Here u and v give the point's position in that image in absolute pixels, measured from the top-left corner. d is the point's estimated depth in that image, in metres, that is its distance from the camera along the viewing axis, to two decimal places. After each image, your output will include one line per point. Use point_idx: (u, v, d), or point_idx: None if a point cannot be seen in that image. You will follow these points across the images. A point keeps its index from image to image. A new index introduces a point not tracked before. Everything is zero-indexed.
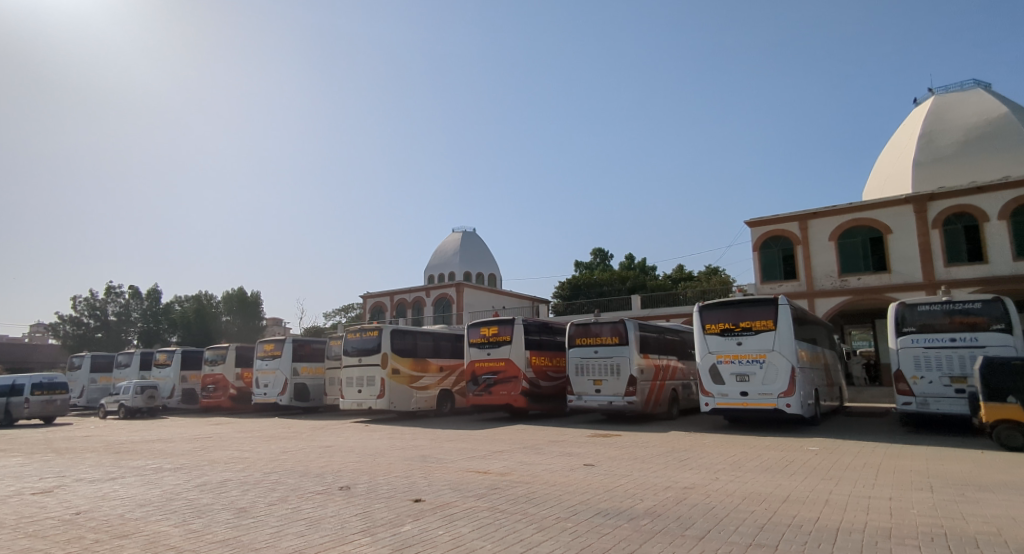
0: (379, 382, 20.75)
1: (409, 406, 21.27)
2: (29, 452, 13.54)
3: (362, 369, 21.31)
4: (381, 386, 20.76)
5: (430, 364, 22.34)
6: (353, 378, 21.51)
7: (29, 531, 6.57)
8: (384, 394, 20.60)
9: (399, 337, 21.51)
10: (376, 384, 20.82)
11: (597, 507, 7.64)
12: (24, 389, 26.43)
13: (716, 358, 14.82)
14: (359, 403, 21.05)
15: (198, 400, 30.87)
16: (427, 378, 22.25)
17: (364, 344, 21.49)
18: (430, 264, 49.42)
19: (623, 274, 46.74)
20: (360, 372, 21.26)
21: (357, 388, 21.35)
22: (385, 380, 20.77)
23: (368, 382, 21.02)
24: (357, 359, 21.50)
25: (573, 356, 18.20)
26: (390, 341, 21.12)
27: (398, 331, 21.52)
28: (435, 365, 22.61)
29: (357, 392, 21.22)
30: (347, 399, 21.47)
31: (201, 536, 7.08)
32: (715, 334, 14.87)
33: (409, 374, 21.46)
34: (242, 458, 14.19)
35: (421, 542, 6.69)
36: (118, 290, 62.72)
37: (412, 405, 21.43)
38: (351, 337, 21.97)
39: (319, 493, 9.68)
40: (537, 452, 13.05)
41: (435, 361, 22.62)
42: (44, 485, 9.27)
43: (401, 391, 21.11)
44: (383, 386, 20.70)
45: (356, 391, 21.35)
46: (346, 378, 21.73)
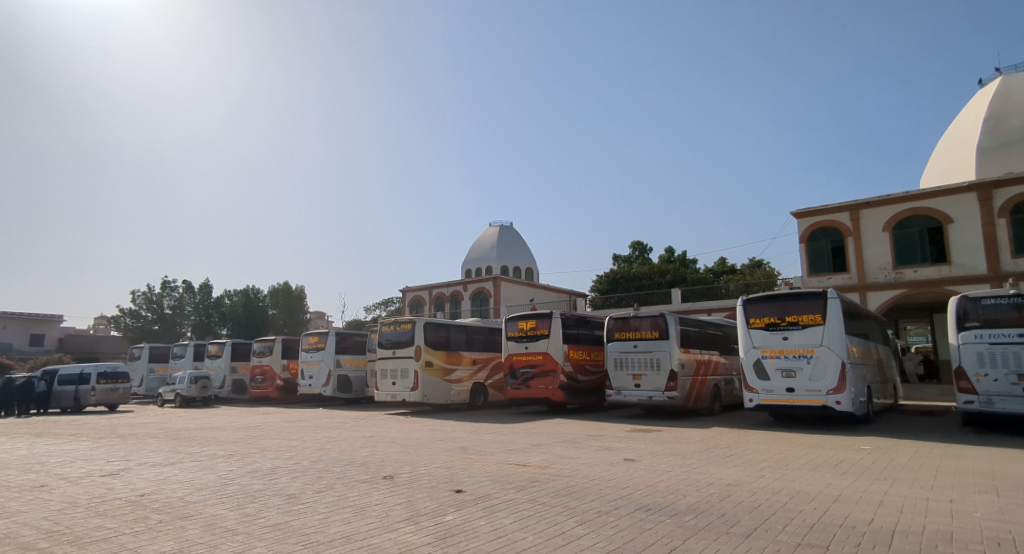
0: (412, 374, 21.08)
1: (443, 398, 21.52)
2: (94, 437, 14.28)
3: (396, 361, 21.67)
4: (414, 379, 21.10)
5: (463, 357, 22.51)
6: (388, 370, 21.89)
7: (99, 510, 6.95)
8: (418, 387, 20.92)
9: (432, 330, 21.75)
10: (410, 377, 21.16)
11: (638, 501, 7.62)
12: (91, 378, 27.83)
13: (760, 353, 14.52)
14: (394, 394, 21.45)
15: (247, 390, 31.92)
16: (461, 370, 22.44)
17: (399, 336, 21.85)
18: (468, 259, 49.70)
19: (663, 268, 46.08)
20: (394, 364, 21.62)
21: (392, 380, 21.75)
22: (418, 372, 21.06)
23: (402, 374, 21.38)
24: (391, 352, 21.86)
25: (611, 349, 18.08)
26: (424, 334, 21.39)
27: (431, 324, 21.78)
28: (468, 358, 22.77)
29: (392, 384, 21.62)
30: (382, 391, 21.86)
31: (254, 520, 7.36)
32: (759, 329, 14.58)
33: (442, 366, 21.68)
34: (290, 446, 14.64)
35: (463, 531, 6.80)
36: (173, 284, 65.32)
37: (446, 397, 21.71)
38: (385, 329, 22.30)
39: (363, 482, 9.92)
40: (576, 446, 13.06)
41: (468, 353, 22.78)
42: (110, 468, 9.78)
43: (434, 383, 21.37)
44: (416, 378, 21.03)
45: (390, 383, 21.75)
46: (380, 370, 22.12)
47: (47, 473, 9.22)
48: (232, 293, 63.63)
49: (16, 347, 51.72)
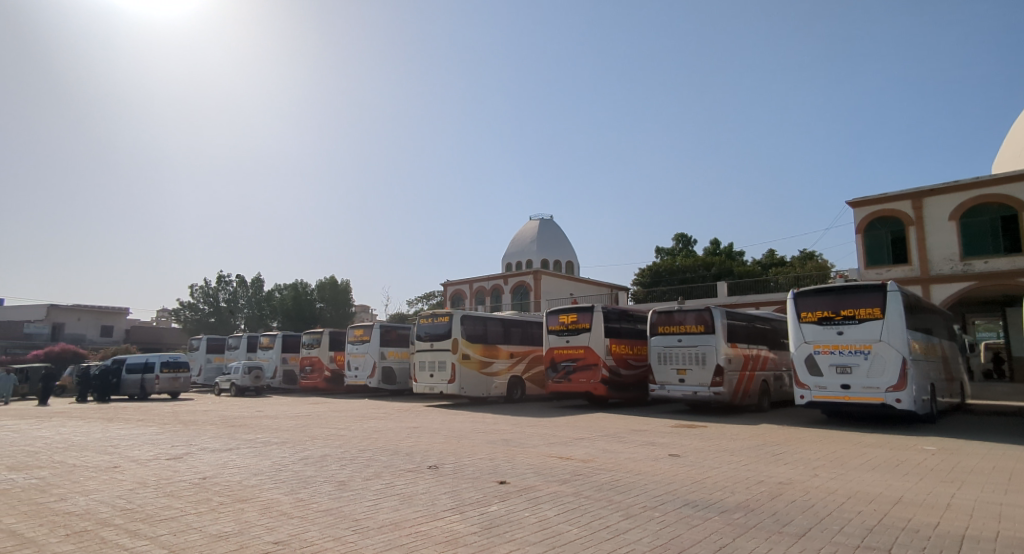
0: (449, 366, 21.31)
1: (479, 391, 21.68)
2: (158, 423, 15.01)
3: (434, 353, 21.93)
4: (452, 371, 21.32)
5: (500, 350, 22.60)
6: (425, 362, 22.17)
7: (166, 490, 7.33)
8: (455, 379, 21.14)
9: (469, 323, 21.91)
10: (447, 369, 21.39)
11: (685, 497, 7.53)
12: (155, 367, 29.22)
13: (813, 348, 14.13)
14: (431, 387, 21.73)
15: (297, 381, 32.88)
16: (498, 363, 22.54)
17: (436, 329, 22.08)
18: (508, 252, 49.77)
19: (708, 260, 45.15)
20: (431, 356, 21.89)
21: (429, 372, 22.02)
22: (455, 365, 21.28)
23: (439, 366, 21.62)
24: (428, 344, 22.13)
25: (655, 344, 17.87)
26: (461, 327, 21.57)
27: (468, 317, 21.94)
28: (505, 351, 22.83)
29: (430, 376, 21.89)
30: (420, 383, 22.17)
31: (307, 505, 7.60)
32: (812, 323, 14.18)
33: (479, 359, 21.84)
34: (338, 435, 15.04)
35: (508, 522, 6.86)
36: (227, 277, 67.85)
37: (483, 390, 21.88)
38: (423, 322, 22.56)
39: (410, 471, 10.11)
40: (620, 441, 12.97)
41: (505, 347, 22.85)
42: (174, 452, 10.26)
43: (471, 376, 21.55)
44: (453, 371, 21.24)
45: (428, 375, 22.03)
46: (418, 362, 22.42)
47: (118, 455, 9.75)
48: (282, 286, 65.62)
49: (89, 339, 54.79)
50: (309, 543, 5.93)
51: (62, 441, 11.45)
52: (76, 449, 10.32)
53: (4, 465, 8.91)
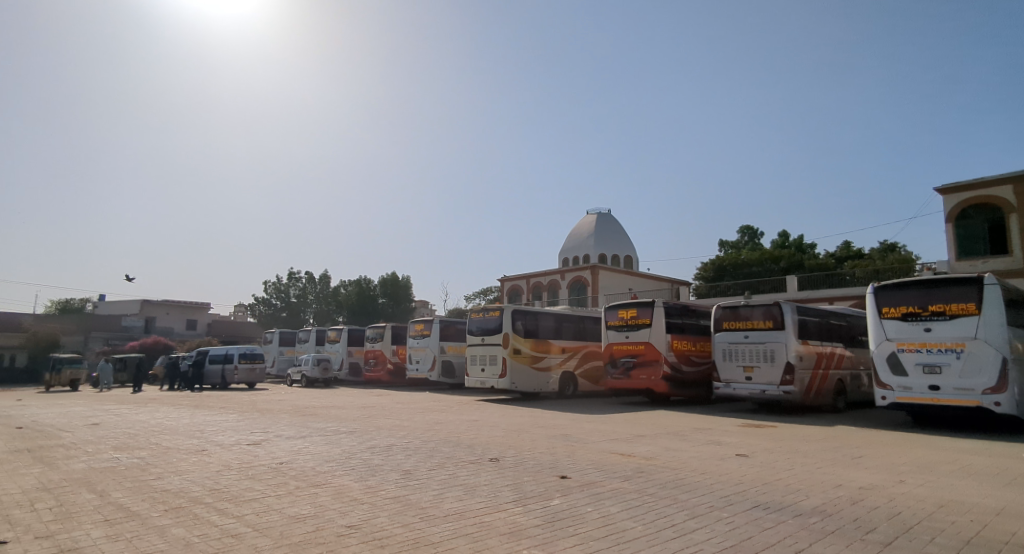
0: (500, 360, 21.43)
1: (528, 386, 21.62)
2: (238, 410, 15.80)
3: (485, 347, 22.08)
4: (503, 365, 21.41)
5: (551, 345, 22.43)
6: (477, 356, 22.38)
7: (248, 473, 7.71)
8: (505, 373, 21.20)
9: (520, 318, 21.91)
10: (498, 363, 21.51)
11: (756, 498, 7.27)
12: (233, 358, 30.81)
13: (896, 346, 13.43)
14: (482, 381, 21.93)
15: (362, 373, 33.87)
16: (550, 358, 22.38)
17: (487, 323, 22.24)
18: (565, 247, 49.46)
19: (776, 254, 43.47)
20: (483, 351, 22.07)
21: (481, 366, 22.22)
22: (506, 359, 21.32)
23: (491, 360, 21.77)
24: (480, 339, 22.32)
25: (720, 340, 17.36)
26: (511, 322, 21.60)
27: (519, 311, 21.93)
28: (557, 346, 22.66)
29: (481, 370, 22.09)
30: (471, 377, 22.42)
31: (375, 491, 7.80)
32: (895, 320, 13.49)
33: (530, 354, 21.77)
34: (402, 426, 15.39)
35: (571, 517, 6.81)
36: (297, 274, 70.62)
37: (535, 385, 21.85)
38: (474, 317, 22.78)
39: (471, 463, 10.23)
40: (683, 439, 12.69)
41: (557, 342, 22.65)
42: (252, 438, 10.79)
43: (521, 371, 21.52)
44: (504, 365, 21.33)
45: (479, 369, 22.23)
46: (470, 356, 22.65)
47: (204, 439, 10.34)
48: (347, 282, 67.68)
49: (176, 332, 58.28)
50: (379, 528, 6.08)
51: (155, 425, 12.23)
52: (168, 433, 11.01)
53: (106, 445, 9.60)
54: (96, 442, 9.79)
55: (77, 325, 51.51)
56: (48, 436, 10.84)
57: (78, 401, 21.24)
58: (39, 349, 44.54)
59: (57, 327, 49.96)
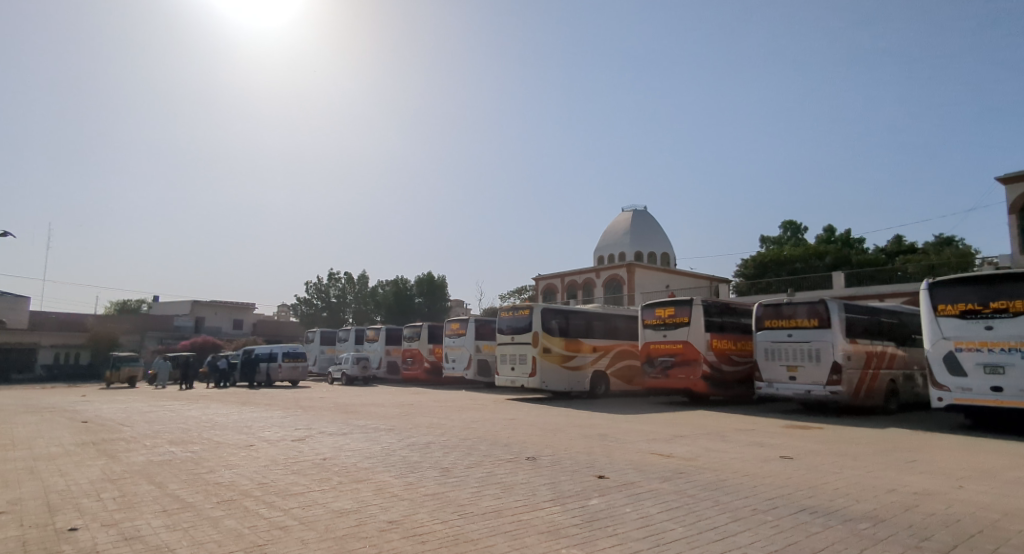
0: (530, 360, 21.43)
1: (559, 385, 21.57)
2: (283, 408, 16.25)
3: (516, 346, 22.11)
4: (533, 365, 21.39)
5: (582, 344, 22.31)
6: (507, 355, 22.42)
7: (293, 469, 7.93)
8: (535, 373, 21.20)
9: (550, 317, 21.86)
10: (528, 362, 21.52)
11: (801, 502, 7.11)
12: (277, 357, 31.65)
13: (954, 345, 12.95)
14: (512, 380, 21.96)
15: (400, 372, 34.35)
16: (581, 357, 22.26)
17: (517, 322, 22.27)
18: (600, 245, 49.15)
19: (820, 249, 42.31)
20: (513, 349, 22.10)
21: (511, 365, 22.26)
22: (536, 359, 21.31)
23: (521, 360, 21.79)
24: (510, 338, 22.35)
25: (762, 339, 17.02)
26: (541, 321, 21.59)
27: (548, 310, 21.89)
28: (588, 345, 22.52)
29: (511, 369, 22.13)
30: (502, 376, 22.48)
31: (415, 488, 7.91)
32: (953, 318, 13.01)
33: (561, 353, 21.70)
34: (440, 424, 15.57)
35: (610, 517, 6.79)
36: (337, 274, 72.06)
37: (565, 384, 21.77)
38: (503, 316, 22.85)
39: (508, 461, 10.28)
40: (724, 439, 12.48)
41: (588, 341, 22.52)
42: (296, 434, 11.09)
43: (551, 370, 21.48)
44: (534, 364, 21.32)
45: (509, 368, 22.27)
46: (500, 355, 22.71)
47: (251, 435, 10.68)
48: (384, 282, 68.74)
49: (224, 332, 60.10)
50: (420, 524, 6.18)
51: (206, 421, 12.69)
52: (218, 428, 11.41)
53: (162, 439, 10.02)
54: (154, 436, 10.23)
55: (133, 325, 53.72)
56: (109, 429, 11.38)
57: (136, 398, 22.19)
58: (100, 348, 46.63)
59: (116, 327, 52.20)
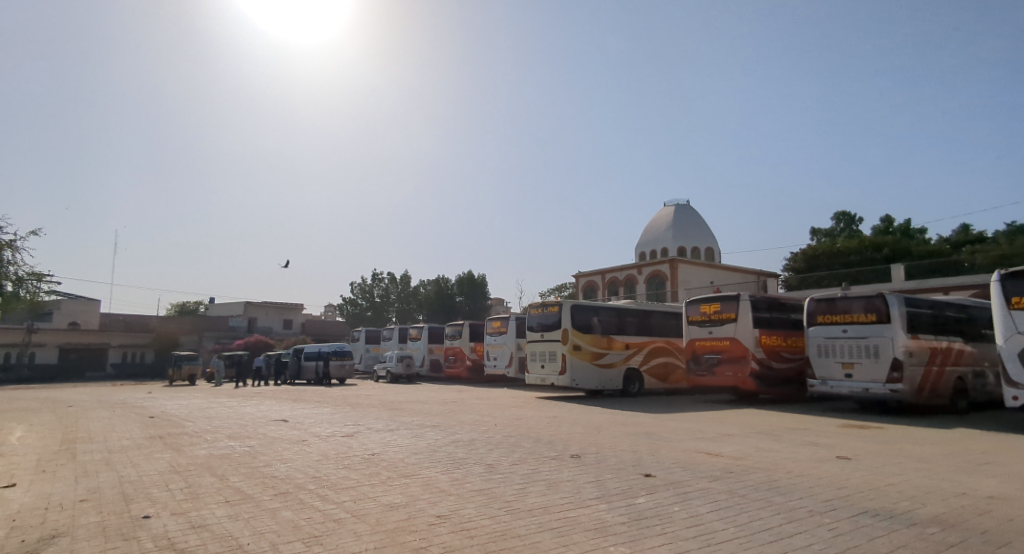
0: (559, 357, 21.31)
1: (590, 384, 21.40)
2: (332, 405, 16.60)
3: (545, 344, 22.00)
4: (563, 362, 21.28)
5: (613, 341, 22.05)
6: (537, 353, 22.34)
7: (345, 463, 8.12)
8: (565, 370, 21.09)
9: (580, 314, 21.68)
10: (558, 360, 21.41)
11: (862, 504, 6.87)
12: (326, 355, 32.47)
13: None
14: (543, 378, 21.86)
15: (443, 370, 34.69)
16: (612, 355, 22.02)
17: (546, 319, 22.15)
18: (642, 241, 48.54)
19: (877, 241, 40.73)
20: (543, 347, 22.00)
21: (541, 363, 22.18)
22: (566, 356, 21.19)
23: (550, 357, 21.69)
24: (540, 335, 22.26)
25: (815, 334, 16.53)
26: (571, 318, 21.44)
27: (577, 306, 21.72)
28: (620, 343, 22.25)
29: (541, 366, 22.02)
30: (532, 374, 22.39)
31: (462, 484, 7.98)
32: None
33: (591, 350, 21.50)
34: (483, 421, 15.69)
35: (658, 516, 6.69)
36: (380, 275, 73.44)
37: (596, 382, 21.59)
38: (533, 312, 22.77)
39: (553, 458, 10.24)
40: (775, 439, 12.17)
41: (620, 338, 22.24)
42: (345, 430, 11.36)
43: (582, 368, 21.32)
44: (564, 362, 21.21)
45: (539, 366, 22.18)
46: (530, 352, 22.64)
47: (304, 430, 11.01)
48: (426, 282, 69.61)
49: (275, 331, 61.82)
50: (467, 519, 6.22)
51: (260, 417, 13.09)
52: (271, 424, 11.76)
53: (220, 434, 10.40)
54: (214, 431, 10.62)
55: (192, 326, 56.01)
56: (173, 424, 11.93)
57: (196, 395, 23.17)
58: (163, 348, 48.73)
59: (176, 328, 54.51)
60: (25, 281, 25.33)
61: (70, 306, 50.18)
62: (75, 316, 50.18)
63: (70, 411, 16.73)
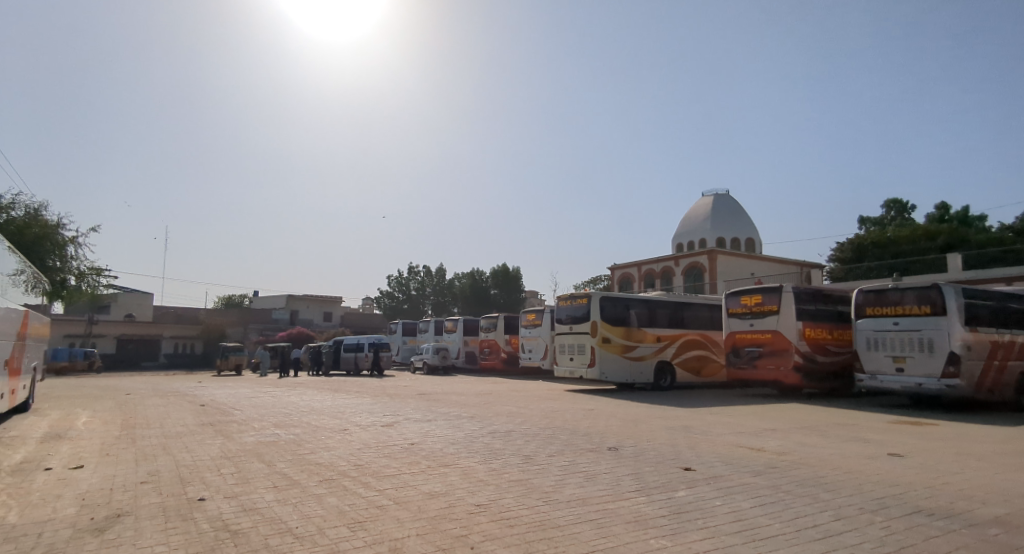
0: (588, 350, 21.14)
1: (619, 376, 21.19)
2: (372, 395, 16.88)
3: (574, 336, 21.82)
4: (591, 355, 21.10)
5: (644, 334, 21.76)
6: (565, 345, 22.17)
7: (386, 452, 8.23)
8: (594, 363, 20.92)
9: (609, 306, 21.46)
10: (587, 352, 21.22)
11: (917, 503, 6.62)
12: (365, 347, 33.02)
13: None
14: (572, 370, 21.71)
15: (478, 362, 34.89)
16: (642, 347, 21.74)
17: (575, 311, 21.99)
18: (679, 232, 47.76)
19: (931, 230, 39.17)
20: (571, 339, 21.82)
21: (569, 355, 22.01)
22: (595, 349, 21.02)
23: (579, 350, 21.51)
24: (568, 327, 22.11)
25: (864, 327, 16.02)
26: (600, 310, 21.24)
27: (606, 298, 21.51)
28: (651, 336, 21.96)
29: (570, 359, 21.87)
30: (561, 366, 22.26)
31: (500, 474, 8.01)
32: None
33: (621, 343, 21.28)
34: (520, 413, 15.72)
35: (700, 510, 6.59)
36: (416, 268, 74.29)
37: (626, 375, 21.37)
38: (562, 305, 22.63)
39: (590, 451, 10.19)
40: (820, 434, 11.84)
41: (651, 331, 21.95)
42: (385, 420, 11.53)
43: (612, 360, 21.11)
44: (593, 354, 21.03)
45: (568, 358, 22.02)
46: (558, 344, 22.49)
47: (345, 420, 11.22)
48: (461, 274, 70.04)
49: (315, 324, 63.11)
50: (506, 509, 6.23)
51: (304, 406, 13.42)
52: (314, 413, 12.03)
53: (266, 421, 10.69)
54: (261, 419, 10.89)
55: (237, 318, 57.77)
56: (222, 412, 12.32)
57: (242, 385, 23.86)
58: (211, 340, 50.37)
59: (223, 320, 56.30)
60: (86, 276, 26.51)
61: (126, 299, 52.38)
62: (131, 309, 52.33)
63: (126, 398, 17.45)
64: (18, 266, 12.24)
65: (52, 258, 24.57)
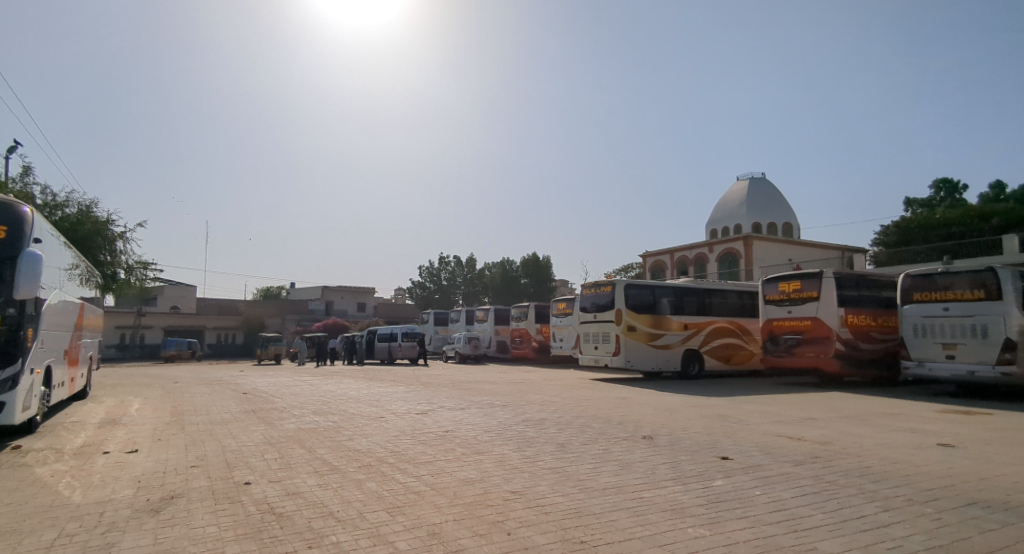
0: (613, 338, 20.96)
1: (645, 364, 20.98)
2: (406, 384, 17.07)
3: (598, 325, 21.69)
4: (616, 343, 20.92)
5: (670, 322, 21.51)
6: (590, 333, 22.05)
7: (421, 440, 8.31)
8: (619, 351, 20.73)
9: (634, 293, 21.25)
10: (612, 341, 21.05)
11: (968, 495, 6.40)
12: (398, 336, 33.40)
13: None
14: (597, 359, 21.57)
15: (509, 351, 34.96)
16: (669, 336, 21.49)
17: (600, 299, 21.83)
18: (713, 218, 46.95)
19: (983, 211, 37.62)
20: (596, 328, 21.69)
21: (594, 344, 21.88)
22: (620, 337, 20.85)
23: (604, 338, 21.37)
24: (593, 315, 22.00)
25: (912, 314, 15.55)
26: (625, 298, 21.04)
27: (631, 286, 21.32)
28: (677, 323, 21.68)
29: (595, 347, 21.74)
30: (585, 355, 22.13)
31: (535, 462, 8.02)
32: None
33: (647, 331, 21.07)
34: (552, 401, 15.71)
35: (739, 499, 6.49)
36: (447, 258, 74.83)
37: (652, 363, 21.14)
38: (586, 293, 22.51)
39: (625, 439, 10.12)
40: (861, 423, 11.54)
41: (678, 319, 21.68)
42: (419, 408, 11.65)
43: (637, 348, 20.90)
44: (618, 343, 20.86)
45: (593, 347, 21.90)
46: (583, 333, 22.37)
47: (380, 407, 11.36)
48: (491, 264, 70.22)
49: (350, 314, 64.14)
50: (541, 496, 6.24)
51: (341, 394, 13.67)
52: (351, 401, 12.26)
53: (305, 409, 10.93)
54: (300, 407, 11.11)
55: (275, 309, 59.11)
56: (263, 400, 12.63)
57: (282, 373, 24.43)
58: (251, 330, 51.66)
59: (262, 311, 57.72)
60: (134, 269, 27.32)
61: (171, 291, 54.08)
62: (176, 301, 53.99)
63: (172, 387, 17.99)
64: (72, 260, 12.69)
65: (103, 252, 25.41)
